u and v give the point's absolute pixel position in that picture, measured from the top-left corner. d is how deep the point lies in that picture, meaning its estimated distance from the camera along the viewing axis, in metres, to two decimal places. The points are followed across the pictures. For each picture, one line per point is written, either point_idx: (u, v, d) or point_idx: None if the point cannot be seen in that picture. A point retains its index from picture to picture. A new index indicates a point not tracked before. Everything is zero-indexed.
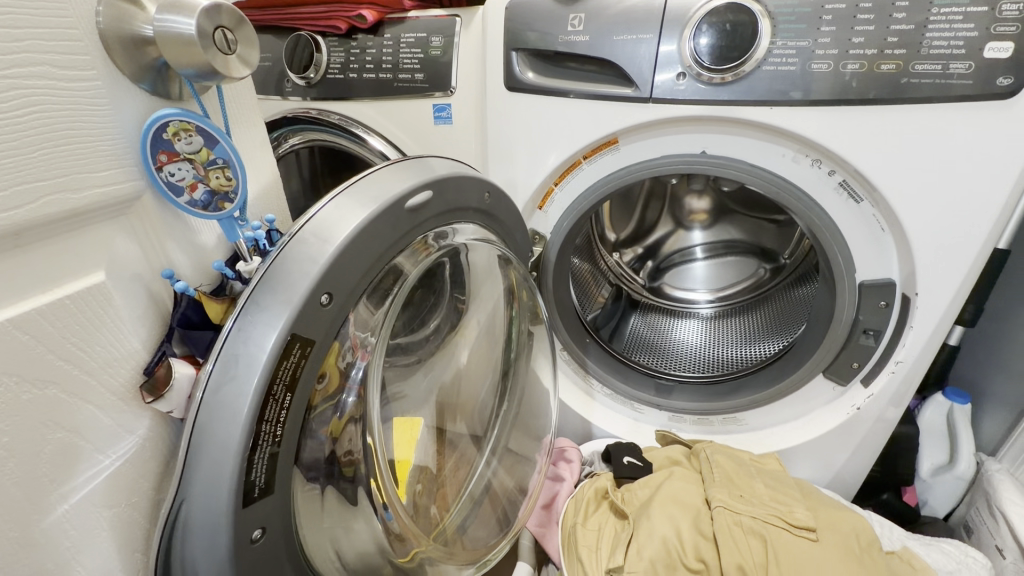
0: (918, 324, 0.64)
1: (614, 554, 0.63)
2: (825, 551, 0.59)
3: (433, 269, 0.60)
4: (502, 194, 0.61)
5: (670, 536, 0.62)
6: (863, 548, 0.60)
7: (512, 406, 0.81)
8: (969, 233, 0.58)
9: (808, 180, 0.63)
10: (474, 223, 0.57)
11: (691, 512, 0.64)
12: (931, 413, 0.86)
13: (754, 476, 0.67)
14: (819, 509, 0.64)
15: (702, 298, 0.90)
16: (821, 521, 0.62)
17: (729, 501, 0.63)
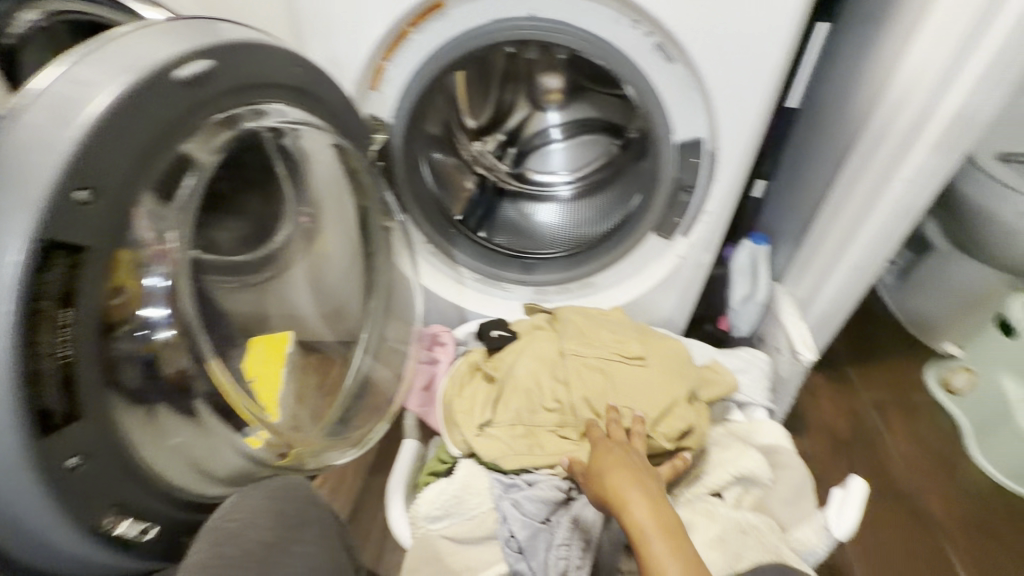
0: (721, 177, 0.74)
1: (486, 412, 0.72)
2: (650, 373, 0.71)
3: (246, 156, 0.61)
4: (315, 67, 0.59)
5: (531, 388, 0.71)
6: (679, 365, 0.73)
7: (379, 302, 0.84)
8: (757, 89, 0.65)
9: (630, 45, 0.66)
10: (283, 103, 0.54)
11: (549, 364, 0.72)
12: (741, 256, 1.03)
13: (600, 325, 0.76)
14: (650, 340, 0.75)
15: (560, 180, 0.93)
16: (651, 349, 0.73)
17: (579, 349, 0.73)
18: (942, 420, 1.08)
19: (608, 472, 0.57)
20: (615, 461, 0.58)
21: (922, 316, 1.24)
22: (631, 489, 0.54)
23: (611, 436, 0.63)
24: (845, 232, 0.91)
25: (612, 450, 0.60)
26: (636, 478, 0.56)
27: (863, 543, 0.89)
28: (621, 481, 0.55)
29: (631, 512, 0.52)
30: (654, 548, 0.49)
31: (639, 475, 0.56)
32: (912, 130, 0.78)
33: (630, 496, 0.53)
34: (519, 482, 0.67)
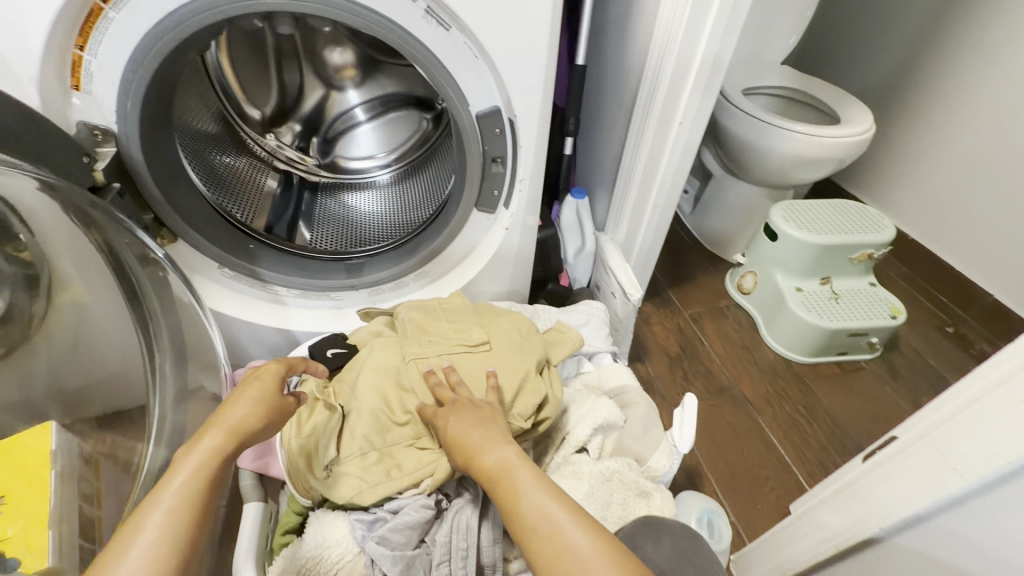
0: (525, 143, 0.72)
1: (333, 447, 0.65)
2: (494, 356, 0.69)
3: None
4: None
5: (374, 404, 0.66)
6: (524, 339, 0.72)
7: (167, 357, 0.70)
8: (536, 48, 0.63)
9: (398, 10, 0.58)
10: None
11: (393, 375, 0.67)
12: (567, 213, 1.09)
13: (440, 317, 0.73)
14: (492, 323, 0.74)
15: (376, 164, 0.90)
16: (492, 330, 0.72)
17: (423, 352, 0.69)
18: (743, 320, 1.30)
19: (460, 430, 0.56)
20: (469, 414, 0.58)
21: (716, 235, 1.45)
22: (481, 438, 0.54)
23: (457, 392, 0.62)
24: (645, 177, 0.99)
25: (459, 406, 0.59)
26: (488, 428, 0.56)
27: (703, 442, 1.04)
28: (471, 434, 0.55)
29: (489, 459, 0.52)
30: (520, 478, 0.49)
31: (492, 426, 0.56)
32: (677, 76, 0.86)
33: (477, 444, 0.54)
34: (383, 515, 0.63)
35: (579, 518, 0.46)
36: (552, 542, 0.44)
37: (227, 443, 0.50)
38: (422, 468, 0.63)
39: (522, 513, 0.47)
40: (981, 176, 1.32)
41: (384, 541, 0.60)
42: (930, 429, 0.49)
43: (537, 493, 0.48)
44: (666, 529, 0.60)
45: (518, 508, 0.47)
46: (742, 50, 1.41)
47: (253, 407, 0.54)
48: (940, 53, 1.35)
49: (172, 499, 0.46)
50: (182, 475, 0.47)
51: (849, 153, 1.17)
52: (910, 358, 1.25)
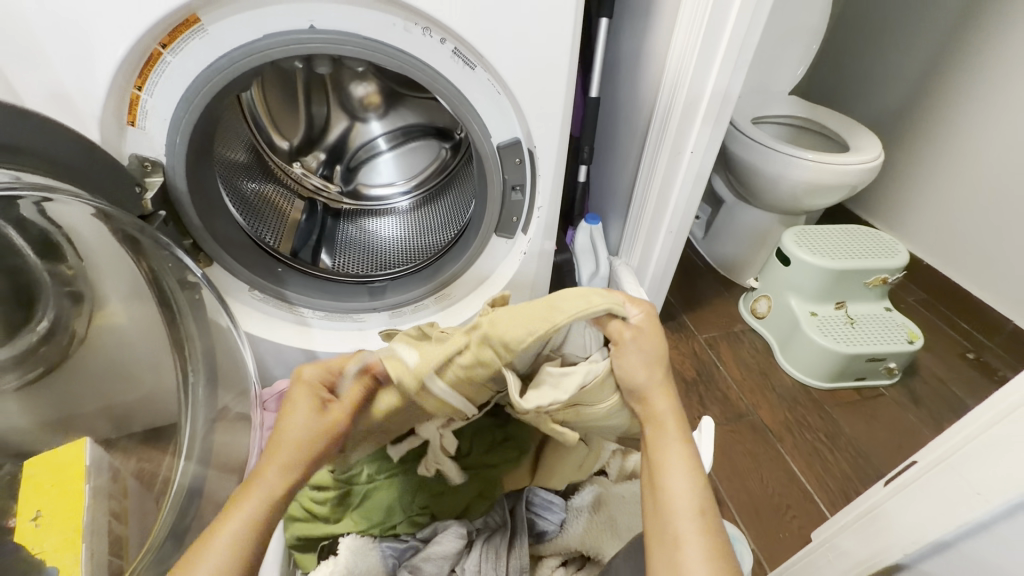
0: (544, 172, 0.75)
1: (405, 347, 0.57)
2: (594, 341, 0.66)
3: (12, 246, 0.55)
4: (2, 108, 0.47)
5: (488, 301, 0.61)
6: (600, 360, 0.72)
7: (201, 377, 0.75)
8: (556, 83, 0.66)
9: (427, 51, 0.63)
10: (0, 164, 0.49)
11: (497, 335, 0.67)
12: (581, 238, 1.12)
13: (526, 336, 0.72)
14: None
15: (397, 191, 0.94)
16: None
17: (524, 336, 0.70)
18: (759, 345, 1.30)
19: (626, 366, 0.57)
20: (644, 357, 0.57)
21: (730, 259, 1.47)
22: (662, 403, 0.57)
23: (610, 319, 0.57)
24: (658, 205, 1.02)
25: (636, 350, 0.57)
26: (669, 394, 0.58)
27: (722, 470, 1.03)
28: (647, 389, 0.58)
29: (664, 428, 0.57)
30: (672, 461, 0.54)
31: (674, 400, 0.58)
32: (688, 109, 0.89)
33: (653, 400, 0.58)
34: (414, 544, 0.68)
35: (707, 516, 0.50)
36: (673, 527, 0.50)
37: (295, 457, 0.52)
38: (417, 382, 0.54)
39: (669, 495, 0.52)
40: (994, 201, 1.33)
41: (416, 569, 0.65)
42: (950, 454, 0.50)
43: (685, 483, 0.52)
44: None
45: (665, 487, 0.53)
46: (750, 81, 1.45)
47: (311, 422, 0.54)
48: (950, 83, 1.38)
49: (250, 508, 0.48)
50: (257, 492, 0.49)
51: (859, 179, 1.19)
52: (932, 385, 1.23)
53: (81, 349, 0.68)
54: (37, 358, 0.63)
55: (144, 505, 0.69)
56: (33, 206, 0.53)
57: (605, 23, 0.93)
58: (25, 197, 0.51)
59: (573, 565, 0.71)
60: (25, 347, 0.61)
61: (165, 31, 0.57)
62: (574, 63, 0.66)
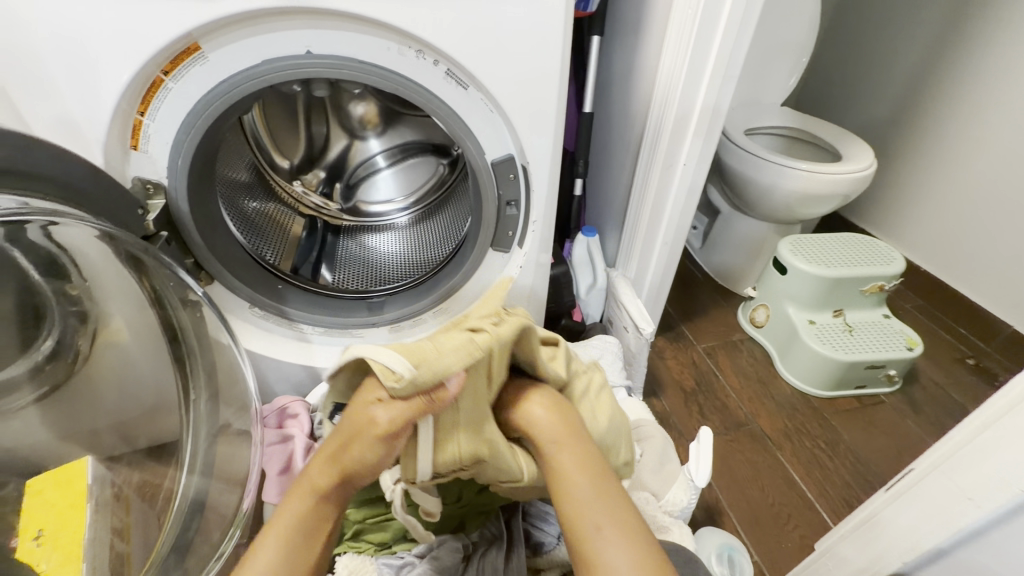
0: (537, 186, 0.76)
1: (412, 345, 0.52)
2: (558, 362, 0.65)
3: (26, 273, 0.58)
4: (13, 136, 0.49)
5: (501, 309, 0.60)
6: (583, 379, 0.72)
7: (202, 395, 0.75)
8: (548, 100, 0.68)
9: (422, 73, 0.65)
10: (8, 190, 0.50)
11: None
12: (579, 251, 1.13)
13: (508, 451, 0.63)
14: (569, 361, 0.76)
15: (395, 207, 0.96)
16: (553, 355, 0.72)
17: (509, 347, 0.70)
18: (758, 353, 1.30)
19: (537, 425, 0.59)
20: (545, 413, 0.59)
21: (727, 269, 1.48)
22: (571, 462, 0.56)
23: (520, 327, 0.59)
24: (653, 218, 1.03)
25: (546, 409, 0.59)
26: (580, 449, 0.57)
27: (723, 479, 1.02)
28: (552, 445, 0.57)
29: (576, 488, 0.55)
30: (596, 523, 0.52)
31: (580, 444, 0.58)
32: (679, 122, 0.91)
33: (562, 457, 0.57)
34: (411, 559, 0.68)
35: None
36: None
37: (325, 483, 0.56)
38: (415, 391, 0.50)
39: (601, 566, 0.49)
40: (987, 208, 1.34)
41: None
42: (943, 460, 0.50)
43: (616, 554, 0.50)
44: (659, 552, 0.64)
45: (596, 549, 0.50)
46: (742, 95, 1.48)
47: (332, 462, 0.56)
48: (940, 92, 1.40)
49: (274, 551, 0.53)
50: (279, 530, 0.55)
51: (852, 189, 1.20)
52: (932, 392, 1.23)
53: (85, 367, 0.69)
54: (44, 376, 0.64)
55: (145, 521, 0.70)
56: (39, 230, 0.55)
57: (597, 41, 0.95)
58: (32, 221, 0.52)
59: None
60: (25, 366, 0.61)
61: (167, 59, 0.59)
62: (564, 82, 0.68)
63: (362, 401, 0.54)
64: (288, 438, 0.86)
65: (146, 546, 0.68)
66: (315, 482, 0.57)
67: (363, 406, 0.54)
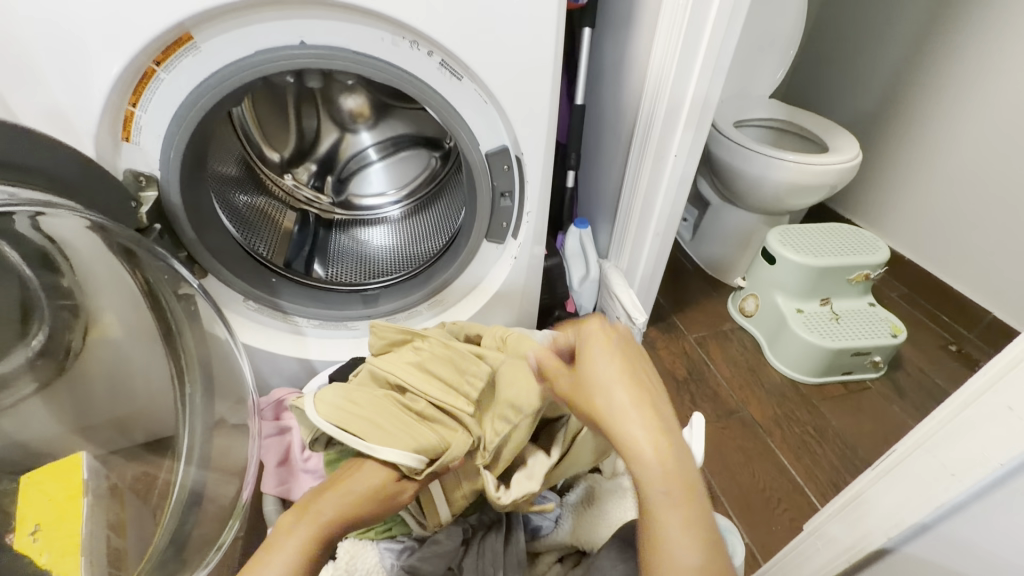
0: (531, 178, 0.77)
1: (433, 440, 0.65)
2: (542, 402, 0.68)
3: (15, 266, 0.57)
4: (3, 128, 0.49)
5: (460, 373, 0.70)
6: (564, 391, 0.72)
7: (196, 388, 0.75)
8: (541, 91, 0.68)
9: (415, 64, 0.65)
10: None
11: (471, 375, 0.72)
12: (571, 243, 1.15)
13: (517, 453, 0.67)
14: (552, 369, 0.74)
15: (388, 200, 0.96)
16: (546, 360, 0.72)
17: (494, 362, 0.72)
18: (748, 342, 1.32)
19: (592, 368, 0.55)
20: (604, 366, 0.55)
21: (716, 260, 1.50)
22: (628, 407, 0.52)
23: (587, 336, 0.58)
24: (644, 209, 1.04)
25: (599, 348, 0.57)
26: (636, 390, 0.53)
27: (714, 465, 1.05)
28: (601, 366, 0.55)
29: (630, 435, 0.51)
30: (652, 474, 0.49)
31: (632, 369, 0.55)
32: (670, 114, 0.92)
33: (615, 397, 0.53)
34: (410, 544, 0.69)
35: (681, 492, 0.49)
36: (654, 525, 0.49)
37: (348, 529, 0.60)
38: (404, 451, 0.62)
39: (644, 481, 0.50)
40: (967, 198, 1.38)
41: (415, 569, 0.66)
42: (924, 438, 0.52)
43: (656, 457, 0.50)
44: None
45: (656, 508, 0.49)
46: (731, 87, 1.49)
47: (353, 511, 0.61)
48: (923, 85, 1.43)
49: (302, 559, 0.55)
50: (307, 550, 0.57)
51: (839, 180, 1.23)
52: (915, 377, 1.26)
53: (78, 363, 0.69)
54: (36, 371, 0.64)
55: (140, 517, 0.70)
56: (27, 221, 0.54)
57: (588, 34, 0.96)
58: (20, 212, 0.52)
59: (568, 562, 0.73)
60: (19, 361, 0.61)
61: (158, 49, 0.59)
62: (558, 73, 0.68)
63: (365, 479, 0.62)
64: (285, 430, 0.87)
65: (144, 540, 0.68)
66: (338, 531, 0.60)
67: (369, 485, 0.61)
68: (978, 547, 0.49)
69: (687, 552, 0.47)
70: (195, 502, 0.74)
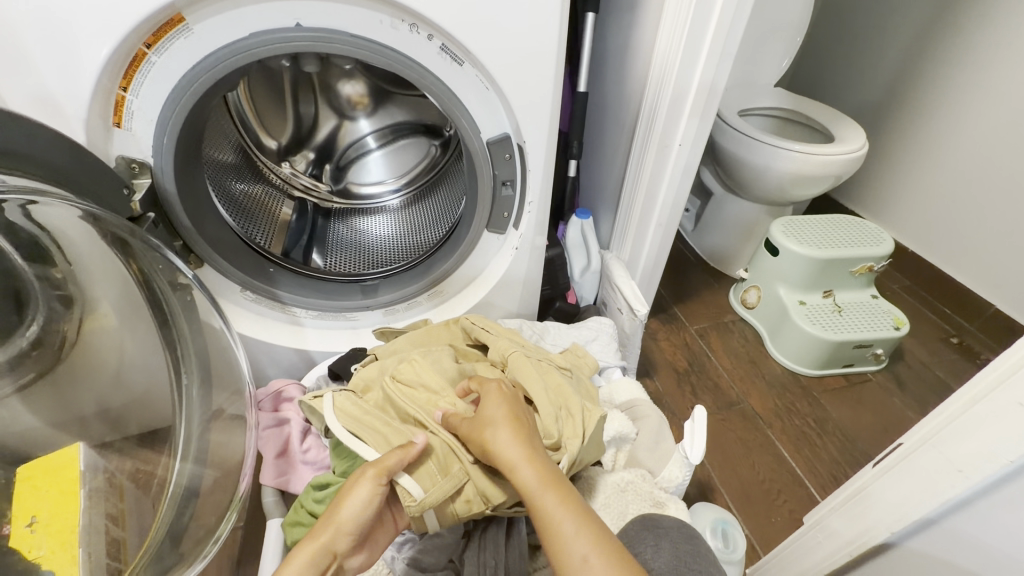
0: (532, 166, 0.75)
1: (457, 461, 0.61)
2: (540, 424, 0.64)
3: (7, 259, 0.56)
4: None
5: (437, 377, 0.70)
6: (564, 394, 0.69)
7: (194, 379, 0.74)
8: (544, 77, 0.66)
9: (415, 48, 0.63)
10: None
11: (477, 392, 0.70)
12: (572, 233, 1.13)
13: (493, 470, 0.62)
14: (549, 377, 0.71)
15: (387, 189, 0.94)
16: (525, 380, 0.69)
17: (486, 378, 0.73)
18: (749, 334, 1.31)
19: (488, 419, 0.59)
20: (498, 412, 0.59)
21: (719, 251, 1.48)
22: (511, 447, 0.55)
23: (487, 384, 0.64)
24: (648, 200, 1.03)
25: (494, 396, 0.61)
26: (518, 432, 0.57)
27: (714, 457, 1.05)
28: (496, 431, 0.57)
29: (520, 476, 0.53)
30: (549, 502, 0.51)
31: (525, 430, 0.58)
32: (675, 101, 0.90)
33: (498, 440, 0.56)
34: (411, 537, 0.70)
35: (604, 544, 0.48)
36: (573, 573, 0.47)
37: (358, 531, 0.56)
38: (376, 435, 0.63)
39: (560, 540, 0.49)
40: (973, 189, 1.36)
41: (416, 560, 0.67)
42: (932, 433, 0.51)
43: (570, 522, 0.49)
44: (663, 532, 0.64)
45: (555, 528, 0.50)
46: (736, 74, 1.46)
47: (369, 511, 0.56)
48: (931, 73, 1.40)
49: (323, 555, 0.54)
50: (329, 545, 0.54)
51: (844, 171, 1.21)
52: (917, 370, 1.26)
53: (72, 353, 0.69)
54: (30, 363, 0.64)
55: (140, 508, 0.70)
56: (19, 210, 0.53)
57: (592, 19, 0.93)
58: (11, 201, 0.50)
59: None
60: (14, 352, 0.60)
61: (149, 31, 0.57)
62: (561, 58, 0.66)
63: (354, 509, 0.55)
64: (283, 422, 0.85)
65: (142, 531, 0.68)
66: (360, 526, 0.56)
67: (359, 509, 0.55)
68: (984, 542, 0.49)
69: (598, 567, 0.47)
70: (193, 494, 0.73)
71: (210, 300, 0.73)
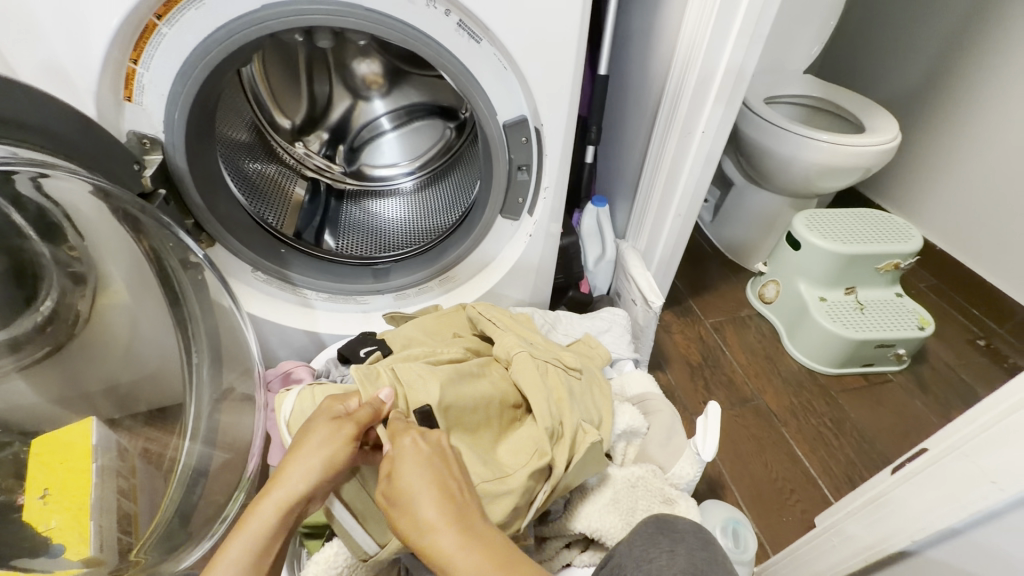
0: (550, 150, 0.73)
1: None
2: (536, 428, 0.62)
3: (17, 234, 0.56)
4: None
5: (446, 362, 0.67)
6: (565, 410, 0.65)
7: (204, 358, 0.73)
8: (565, 57, 0.64)
9: (431, 23, 0.60)
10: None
11: (483, 387, 0.65)
12: (588, 222, 1.10)
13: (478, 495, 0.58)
14: (554, 387, 0.67)
15: (400, 172, 0.93)
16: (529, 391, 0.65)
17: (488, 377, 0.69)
18: (766, 330, 1.28)
19: (403, 488, 0.48)
20: (414, 480, 0.48)
21: (738, 244, 1.44)
22: (432, 509, 0.46)
23: (400, 438, 0.52)
24: (667, 188, 0.99)
25: (407, 461, 0.50)
26: (445, 496, 0.48)
27: (726, 454, 1.03)
28: (415, 504, 0.47)
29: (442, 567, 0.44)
30: None
31: (448, 503, 0.47)
32: (701, 85, 0.86)
33: (415, 519, 0.46)
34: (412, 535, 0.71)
35: None
36: None
37: (280, 510, 0.51)
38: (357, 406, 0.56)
39: None
40: (1007, 187, 1.31)
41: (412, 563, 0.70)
42: (962, 441, 0.49)
43: None
44: (679, 537, 0.60)
45: None
46: (764, 59, 1.41)
47: (316, 467, 0.52)
48: (970, 62, 1.33)
49: (260, 522, 0.50)
50: (263, 511, 0.50)
51: (875, 162, 1.16)
52: (940, 372, 1.22)
53: (87, 328, 0.69)
54: (45, 337, 0.65)
55: (152, 483, 0.70)
56: (29, 183, 0.53)
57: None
58: (20, 172, 0.50)
59: (577, 546, 0.73)
60: (30, 325, 0.62)
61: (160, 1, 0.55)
62: (584, 37, 0.63)
63: (301, 470, 0.52)
64: None
65: (152, 507, 0.69)
66: (295, 491, 0.51)
67: (315, 467, 0.52)
68: (1006, 555, 0.47)
69: None
70: (201, 475, 0.74)
71: (219, 279, 0.71)
